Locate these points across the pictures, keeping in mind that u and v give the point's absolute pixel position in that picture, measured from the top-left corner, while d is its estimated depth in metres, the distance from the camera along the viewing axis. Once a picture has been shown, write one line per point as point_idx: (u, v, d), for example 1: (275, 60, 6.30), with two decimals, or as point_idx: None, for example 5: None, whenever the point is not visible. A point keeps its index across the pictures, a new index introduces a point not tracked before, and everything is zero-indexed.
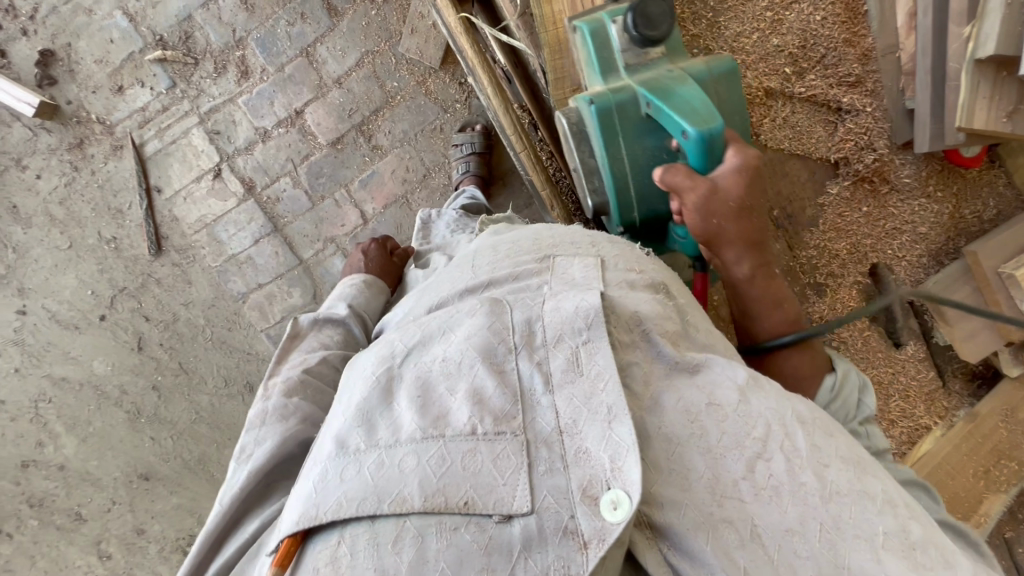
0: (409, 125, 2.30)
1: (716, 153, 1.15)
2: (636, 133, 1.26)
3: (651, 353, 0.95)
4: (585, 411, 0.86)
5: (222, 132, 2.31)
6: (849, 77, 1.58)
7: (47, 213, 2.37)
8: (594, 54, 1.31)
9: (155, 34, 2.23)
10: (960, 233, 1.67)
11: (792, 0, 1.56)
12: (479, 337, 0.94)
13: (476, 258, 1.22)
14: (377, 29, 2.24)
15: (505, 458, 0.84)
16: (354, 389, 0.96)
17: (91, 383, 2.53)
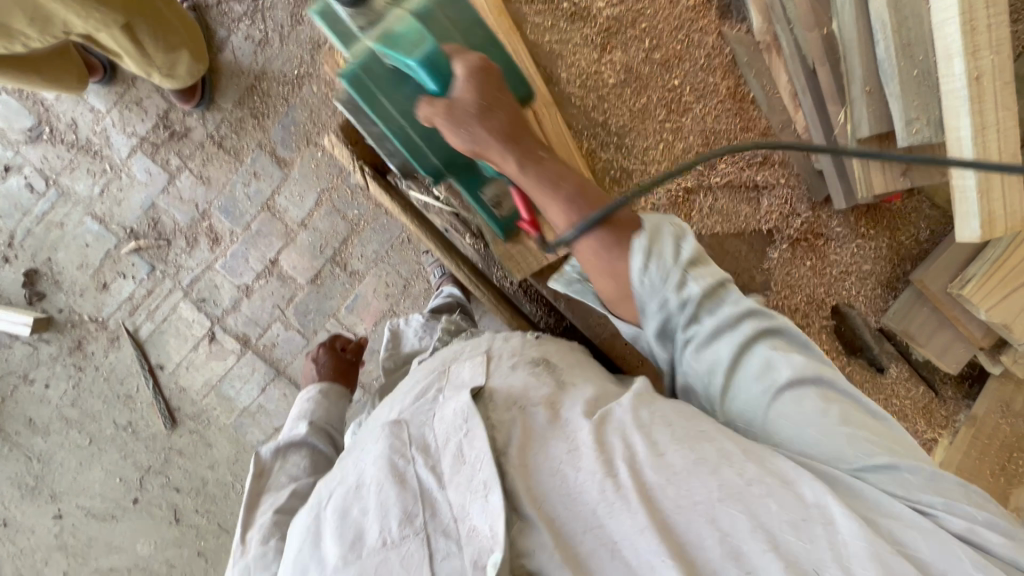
0: (378, 245, 2.40)
1: (447, 73, 1.11)
2: (391, 86, 1.19)
3: (534, 422, 0.99)
4: (467, 495, 0.90)
5: (208, 298, 2.42)
6: (759, 155, 1.61)
7: (62, 416, 2.46)
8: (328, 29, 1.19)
9: (125, 228, 2.35)
10: (903, 259, 1.72)
11: (684, 106, 1.61)
12: (379, 458, 0.97)
13: (389, 396, 1.28)
14: (327, 167, 2.36)
15: (410, 558, 0.86)
16: (290, 542, 0.99)
17: (139, 566, 2.56)
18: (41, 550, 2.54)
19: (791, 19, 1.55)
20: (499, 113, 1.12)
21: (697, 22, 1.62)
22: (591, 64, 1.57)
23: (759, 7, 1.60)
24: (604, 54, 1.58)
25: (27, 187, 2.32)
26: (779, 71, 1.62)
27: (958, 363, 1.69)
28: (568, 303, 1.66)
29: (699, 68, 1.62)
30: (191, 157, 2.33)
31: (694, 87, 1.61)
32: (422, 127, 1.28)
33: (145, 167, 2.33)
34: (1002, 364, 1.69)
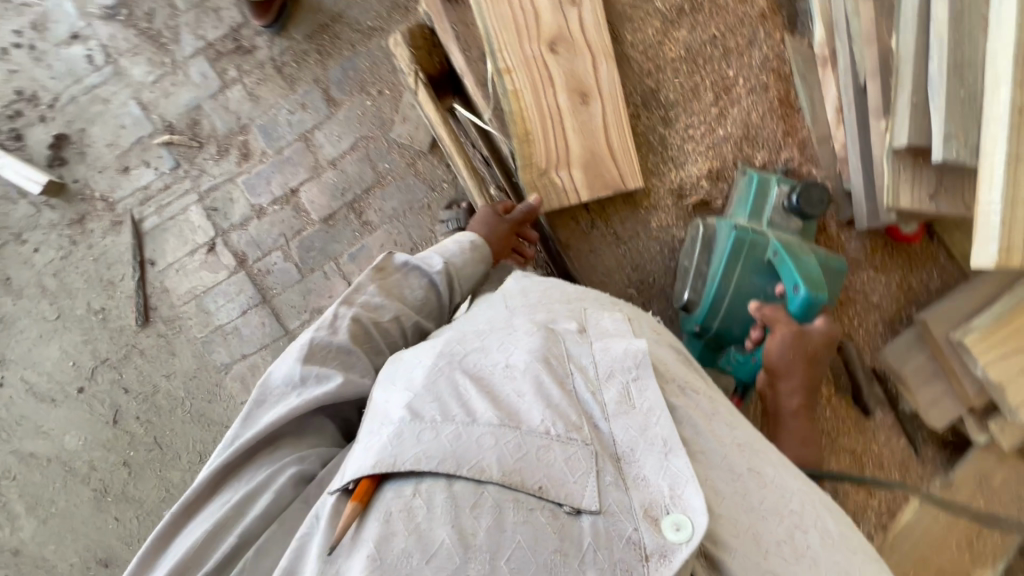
0: (398, 203, 2.42)
1: (814, 310, 1.10)
2: (749, 267, 1.20)
3: (694, 406, 0.94)
4: (640, 442, 0.85)
5: (219, 209, 2.43)
6: (789, 167, 1.47)
7: (40, 284, 2.42)
8: (750, 197, 1.33)
9: (164, 120, 2.40)
10: (910, 301, 1.56)
11: (734, 93, 1.48)
12: (539, 351, 0.91)
13: (506, 301, 1.08)
14: (371, 117, 2.41)
15: (578, 460, 0.81)
16: (410, 374, 0.90)
17: (60, 459, 2.45)
18: None
19: (852, 35, 1.33)
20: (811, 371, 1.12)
21: (762, 23, 1.48)
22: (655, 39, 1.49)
23: (823, 19, 1.40)
24: (669, 32, 1.49)
25: (87, 58, 2.37)
26: (828, 87, 1.41)
27: (944, 420, 1.53)
28: (577, 255, 1.46)
29: (755, 64, 1.47)
30: (249, 74, 2.40)
31: (747, 81, 1.48)
32: (732, 304, 1.21)
33: (202, 71, 2.39)
34: (989, 432, 1.54)
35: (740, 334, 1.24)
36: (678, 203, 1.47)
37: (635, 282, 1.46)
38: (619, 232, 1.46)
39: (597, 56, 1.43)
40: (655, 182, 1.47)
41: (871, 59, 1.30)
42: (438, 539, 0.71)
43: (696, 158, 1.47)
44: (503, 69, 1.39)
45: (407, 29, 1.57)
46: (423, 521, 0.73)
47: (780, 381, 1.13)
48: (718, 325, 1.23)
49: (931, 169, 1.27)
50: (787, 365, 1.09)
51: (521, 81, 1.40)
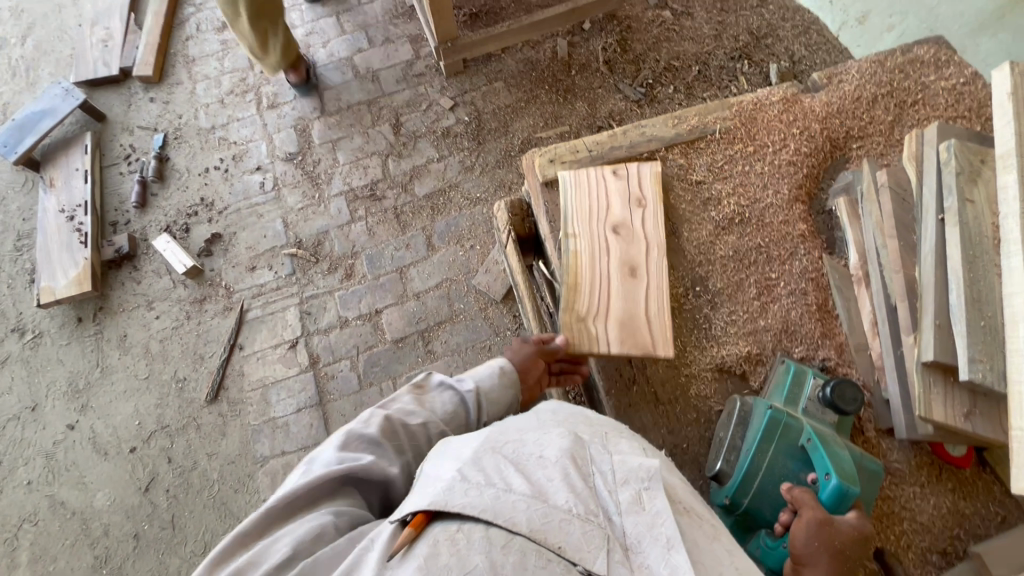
0: (462, 339, 2.66)
1: (847, 504, 1.13)
2: (784, 450, 1.24)
3: (697, 526, 0.89)
4: (646, 536, 0.82)
5: (312, 313, 2.78)
6: (828, 364, 1.50)
7: (146, 346, 2.77)
8: (787, 385, 1.40)
9: (297, 237, 2.93)
10: (965, 531, 1.41)
11: (777, 290, 1.58)
12: (565, 443, 0.94)
13: (542, 409, 1.14)
14: (460, 264, 2.80)
15: (592, 536, 0.80)
16: (460, 450, 0.93)
17: (82, 515, 2.51)
18: (31, 449, 2.64)
19: (883, 263, 1.51)
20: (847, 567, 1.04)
21: (804, 240, 1.63)
22: (707, 236, 1.66)
23: (857, 246, 1.60)
24: (720, 234, 1.66)
25: (259, 183, 3.04)
26: (864, 302, 1.55)
27: None
28: (617, 404, 1.52)
29: (796, 272, 1.59)
30: (373, 215, 2.94)
31: (788, 284, 1.58)
32: (766, 482, 1.23)
33: (339, 207, 2.97)
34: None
35: (771, 516, 1.23)
36: (718, 377, 1.52)
37: (669, 444, 1.47)
38: (658, 392, 1.51)
39: (652, 246, 1.60)
40: (696, 354, 1.54)
41: (899, 284, 1.45)
42: (475, 564, 0.73)
43: (736, 341, 1.54)
44: (569, 233, 1.63)
45: (510, 201, 1.96)
46: (464, 549, 0.75)
47: (804, 570, 1.05)
48: (748, 502, 1.24)
49: (963, 390, 1.32)
50: (810, 554, 1.04)
51: (581, 244, 1.62)
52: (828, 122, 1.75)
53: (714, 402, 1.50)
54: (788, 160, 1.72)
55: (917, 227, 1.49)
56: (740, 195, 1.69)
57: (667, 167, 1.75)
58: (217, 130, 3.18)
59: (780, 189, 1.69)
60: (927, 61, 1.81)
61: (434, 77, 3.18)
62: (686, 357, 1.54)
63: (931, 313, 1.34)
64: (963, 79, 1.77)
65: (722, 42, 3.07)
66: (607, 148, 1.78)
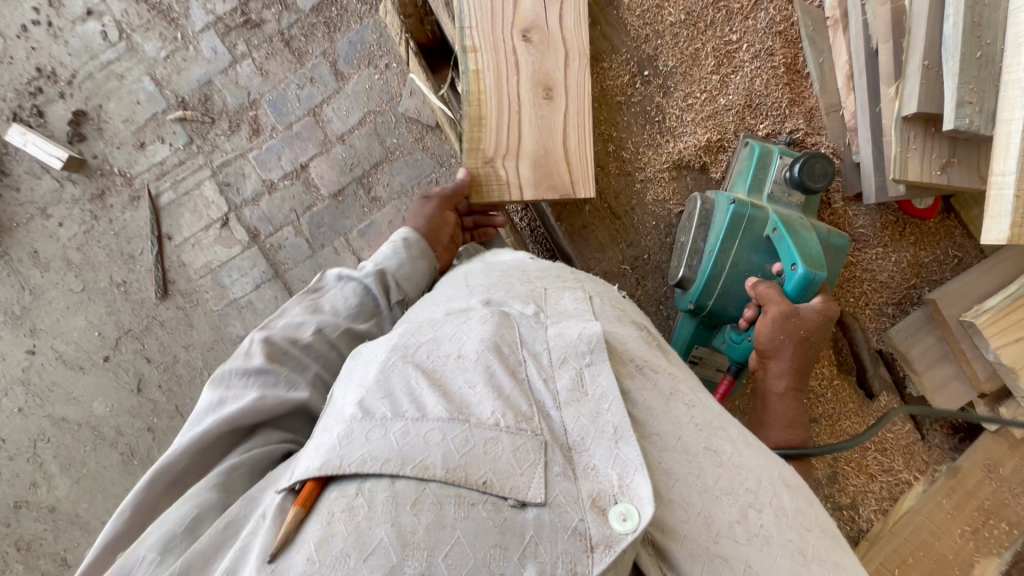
0: (406, 178, 2.42)
1: (815, 287, 1.07)
2: (747, 246, 1.16)
3: (651, 389, 0.82)
4: (591, 430, 0.75)
5: (232, 184, 2.46)
6: (795, 137, 1.37)
7: (65, 257, 2.50)
8: (751, 171, 1.25)
9: (178, 96, 2.41)
10: (923, 280, 1.47)
11: (737, 58, 1.36)
12: (490, 337, 0.82)
13: (469, 279, 1.04)
14: (379, 91, 2.39)
15: (525, 451, 0.71)
16: (364, 368, 0.79)
17: (89, 424, 2.59)
18: (5, 380, 2.58)
19: None
20: (807, 354, 1.06)
21: None
22: (652, 3, 1.39)
23: None
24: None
25: (101, 34, 2.39)
26: (839, 53, 1.33)
27: (952, 405, 1.43)
28: (570, 228, 1.41)
29: (760, 29, 1.35)
30: (258, 48, 2.39)
31: (751, 47, 1.36)
32: (730, 282, 1.17)
33: (212, 45, 2.39)
34: (1000, 419, 1.45)
35: (735, 311, 1.20)
36: (675, 175, 1.40)
37: (630, 258, 1.41)
38: (614, 205, 1.41)
39: (571, 50, 1.33)
40: (651, 153, 1.41)
41: (885, 20, 1.21)
42: (379, 538, 0.61)
43: (694, 128, 1.38)
44: (471, 47, 1.32)
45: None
46: (363, 522, 0.63)
47: (771, 361, 1.07)
48: (712, 303, 1.19)
49: (944, 139, 1.20)
50: (777, 348, 1.05)
51: (486, 59, 1.33)
52: None
53: (673, 204, 1.41)
54: None
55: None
56: None
57: None
58: None
59: None
60: None
61: None
62: (641, 159, 1.41)
63: (921, 54, 1.14)
64: None
65: None
66: None
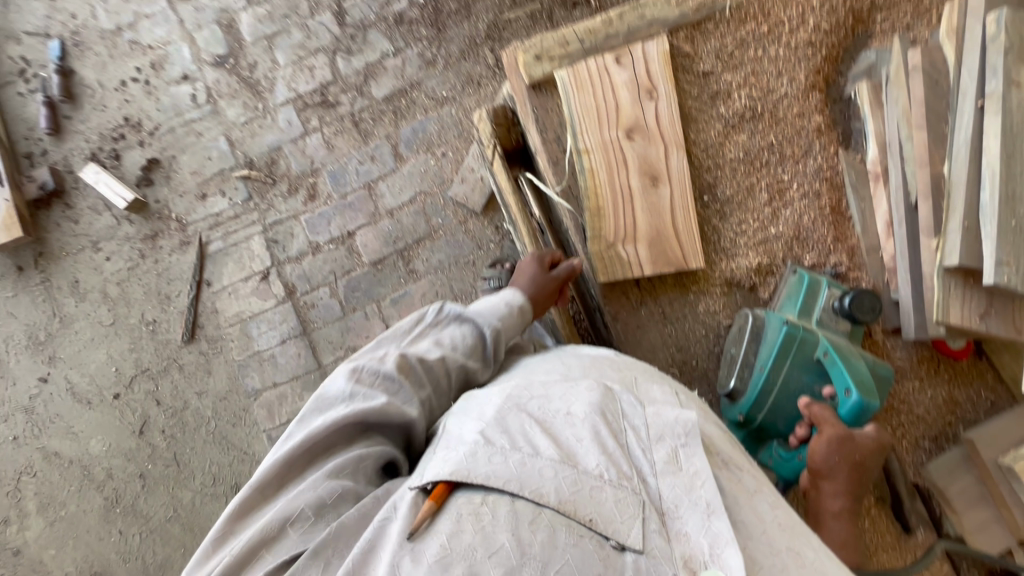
0: (444, 256, 2.55)
1: (866, 416, 1.16)
2: (798, 367, 1.24)
3: (735, 478, 0.95)
4: (684, 500, 0.89)
5: (279, 241, 2.58)
6: (839, 271, 1.41)
7: (103, 290, 2.56)
8: (801, 296, 1.32)
9: (247, 157, 2.60)
10: (957, 418, 1.52)
11: (790, 192, 1.39)
12: (597, 403, 0.98)
13: (565, 356, 1.20)
14: (433, 175, 2.57)
15: (625, 504, 0.86)
16: (483, 410, 0.99)
17: (81, 462, 2.51)
18: (7, 406, 2.53)
19: (905, 156, 1.34)
20: (861, 478, 1.09)
21: (821, 135, 1.38)
22: (715, 138, 1.38)
23: (877, 138, 1.39)
24: (730, 133, 1.38)
25: (190, 96, 2.62)
26: (880, 202, 1.40)
27: (993, 549, 1.45)
28: (624, 327, 1.42)
29: (812, 171, 1.39)
30: (329, 125, 2.61)
31: (802, 186, 1.39)
32: (781, 398, 1.25)
33: (288, 118, 2.61)
34: None
35: (784, 427, 1.27)
36: (726, 292, 1.41)
37: (678, 362, 1.42)
38: (666, 312, 1.41)
39: (670, 145, 1.32)
40: (705, 270, 1.40)
41: (923, 181, 1.29)
42: (501, 543, 0.78)
43: (746, 252, 1.39)
44: (581, 149, 1.32)
45: (493, 108, 1.47)
46: (489, 528, 0.80)
47: (823, 482, 1.09)
48: (762, 417, 1.28)
49: (982, 291, 1.26)
50: (831, 468, 1.07)
51: (597, 161, 1.32)
52: None
53: (722, 317, 1.41)
54: (806, 40, 1.36)
55: (951, 115, 1.28)
56: (751, 86, 1.37)
57: (677, 37, 1.36)
58: (126, 32, 2.63)
59: (796, 76, 1.37)
60: None
61: None
62: (694, 275, 1.40)
63: (960, 212, 1.22)
64: None
65: None
66: (601, 38, 1.35)
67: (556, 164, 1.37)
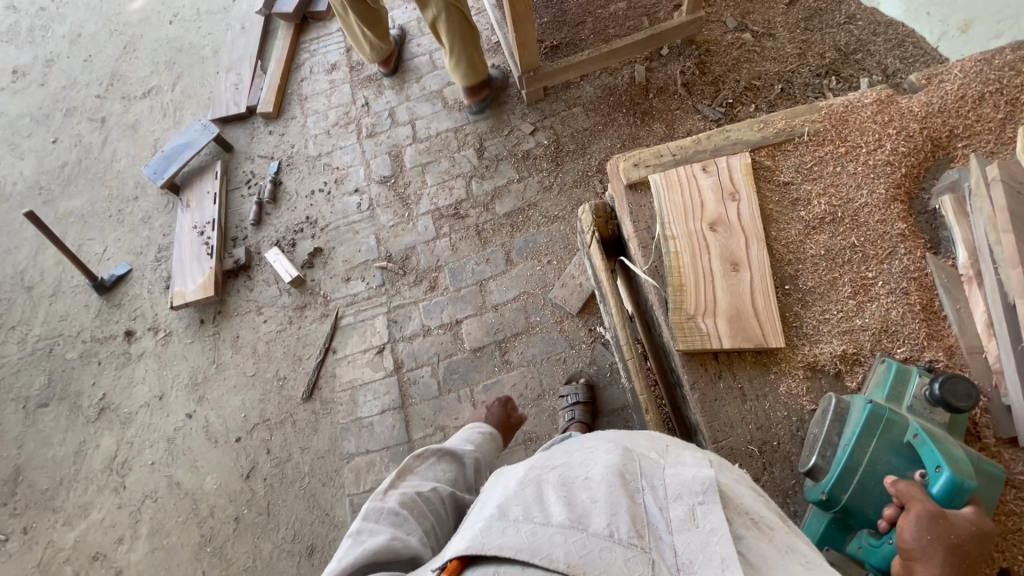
0: (538, 351, 2.73)
1: (960, 497, 1.07)
2: (888, 449, 1.18)
3: (762, 542, 0.87)
4: (699, 556, 0.81)
5: (399, 322, 2.97)
6: (935, 366, 1.33)
7: (255, 347, 3.08)
8: (888, 384, 1.29)
9: (388, 252, 3.15)
10: None
11: (874, 287, 1.43)
12: (614, 464, 0.93)
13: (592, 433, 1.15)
14: (537, 279, 2.89)
15: (636, 562, 0.78)
16: (504, 484, 0.95)
17: (193, 496, 2.80)
18: (156, 434, 2.96)
19: (997, 259, 1.34)
20: (964, 564, 1.00)
21: (905, 240, 1.45)
22: (797, 236, 1.50)
23: (966, 245, 1.42)
24: (811, 233, 1.50)
25: (357, 205, 3.32)
26: (975, 303, 1.38)
27: None
28: (702, 397, 1.42)
29: (896, 272, 1.43)
30: (456, 232, 3.11)
31: (887, 284, 1.42)
32: (869, 479, 1.18)
33: (426, 224, 3.17)
34: None
35: (873, 515, 1.18)
36: (810, 376, 1.39)
37: (758, 441, 1.36)
38: (745, 388, 1.40)
39: (750, 237, 1.48)
40: (787, 351, 1.41)
41: (1017, 279, 1.29)
42: None
43: (831, 339, 1.40)
44: (668, 236, 1.50)
45: (595, 205, 1.72)
46: None
47: (917, 565, 1.01)
48: (848, 498, 1.19)
49: None
50: (923, 549, 1.00)
51: (683, 247, 1.49)
52: (929, 121, 1.53)
53: (806, 401, 1.38)
54: (884, 160, 1.52)
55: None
56: (831, 195, 1.52)
57: (758, 152, 1.59)
58: (324, 157, 3.50)
59: (876, 188, 1.50)
60: None
61: (517, 105, 3.36)
62: (776, 355, 1.42)
63: None
64: None
65: (806, 60, 3.05)
66: (691, 152, 1.62)
67: (645, 247, 1.56)
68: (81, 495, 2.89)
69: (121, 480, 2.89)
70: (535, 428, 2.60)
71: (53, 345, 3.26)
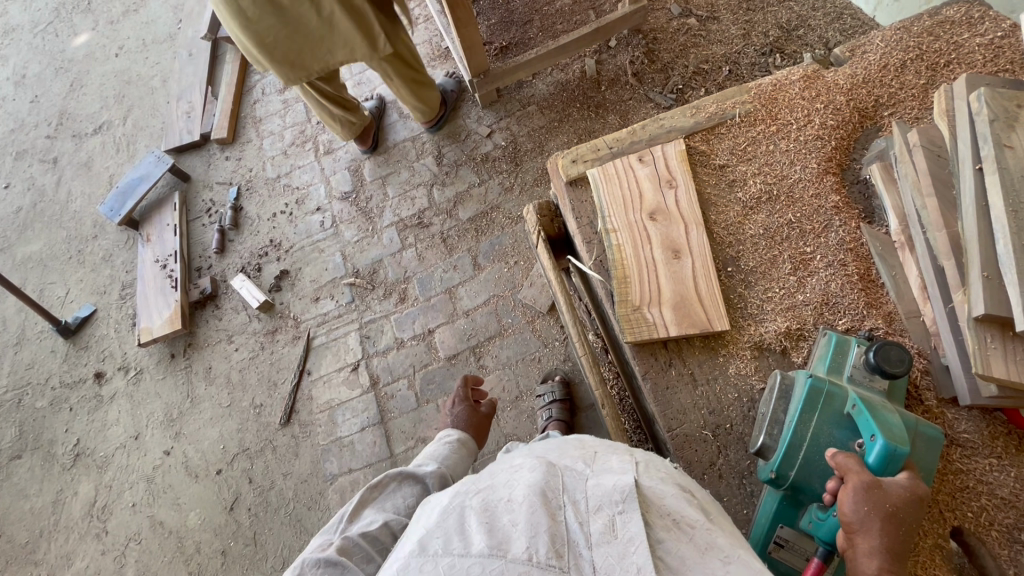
0: (512, 353, 2.73)
1: (895, 465, 1.09)
2: (829, 422, 1.20)
3: (685, 542, 0.87)
4: (616, 568, 0.80)
5: (371, 337, 2.95)
6: (875, 334, 1.36)
7: (228, 376, 3.03)
8: (829, 357, 1.31)
9: (355, 267, 3.13)
10: None
11: (813, 261, 1.45)
12: (535, 482, 0.92)
13: (530, 446, 1.14)
14: (506, 280, 2.89)
15: None
16: (429, 516, 0.93)
17: (177, 533, 2.75)
18: (135, 474, 2.91)
19: (925, 224, 1.37)
20: (900, 531, 1.02)
21: (839, 212, 1.48)
22: (735, 218, 1.52)
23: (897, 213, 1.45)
24: (748, 214, 1.52)
25: (320, 223, 3.29)
26: (910, 268, 1.41)
27: None
28: (654, 386, 1.43)
29: (833, 244, 1.45)
30: (422, 241, 3.10)
31: (826, 257, 1.44)
32: (812, 453, 1.19)
33: (391, 237, 3.15)
34: None
35: (820, 488, 1.19)
36: (757, 355, 1.41)
37: (711, 424, 1.38)
38: (696, 372, 1.42)
39: (689, 223, 1.49)
40: (734, 332, 1.43)
41: (944, 242, 1.32)
42: None
43: (774, 317, 1.42)
44: (609, 229, 1.51)
45: (539, 203, 1.73)
46: None
47: (858, 537, 1.03)
48: (795, 474, 1.20)
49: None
50: (862, 521, 1.02)
51: (624, 239, 1.50)
52: (854, 93, 1.60)
53: (755, 380, 1.39)
54: (813, 135, 1.56)
55: (956, 181, 1.35)
56: (765, 174, 1.55)
57: (692, 139, 1.62)
58: (283, 178, 3.47)
59: (808, 164, 1.54)
60: (957, 21, 1.66)
61: (471, 109, 3.35)
62: (723, 338, 1.43)
63: (978, 264, 1.23)
64: (1001, 34, 1.60)
65: (751, 40, 3.08)
66: (627, 144, 1.65)
67: (589, 242, 1.57)
68: (62, 545, 2.82)
69: (103, 525, 2.84)
70: (515, 430, 2.59)
71: (21, 395, 3.19)
